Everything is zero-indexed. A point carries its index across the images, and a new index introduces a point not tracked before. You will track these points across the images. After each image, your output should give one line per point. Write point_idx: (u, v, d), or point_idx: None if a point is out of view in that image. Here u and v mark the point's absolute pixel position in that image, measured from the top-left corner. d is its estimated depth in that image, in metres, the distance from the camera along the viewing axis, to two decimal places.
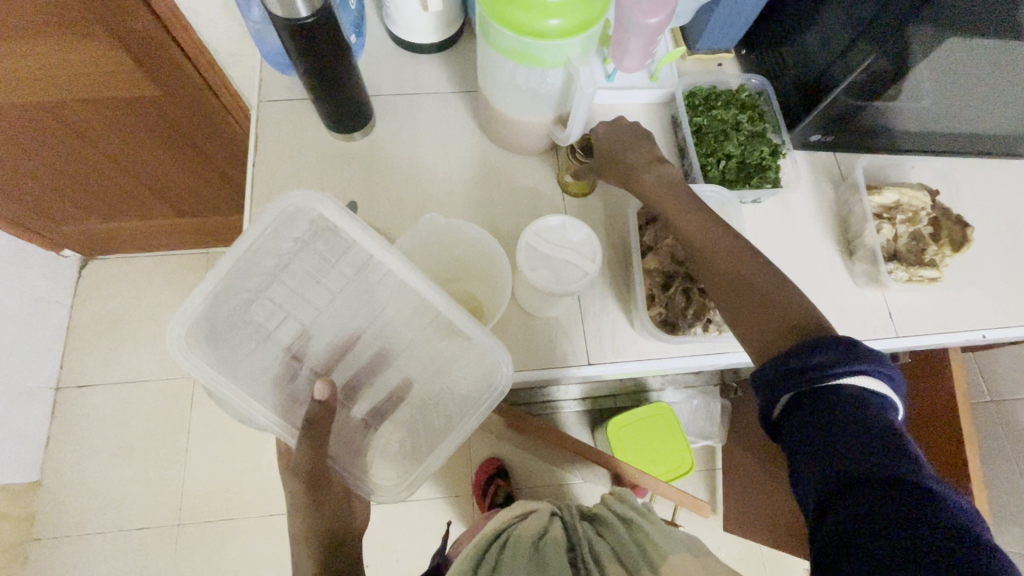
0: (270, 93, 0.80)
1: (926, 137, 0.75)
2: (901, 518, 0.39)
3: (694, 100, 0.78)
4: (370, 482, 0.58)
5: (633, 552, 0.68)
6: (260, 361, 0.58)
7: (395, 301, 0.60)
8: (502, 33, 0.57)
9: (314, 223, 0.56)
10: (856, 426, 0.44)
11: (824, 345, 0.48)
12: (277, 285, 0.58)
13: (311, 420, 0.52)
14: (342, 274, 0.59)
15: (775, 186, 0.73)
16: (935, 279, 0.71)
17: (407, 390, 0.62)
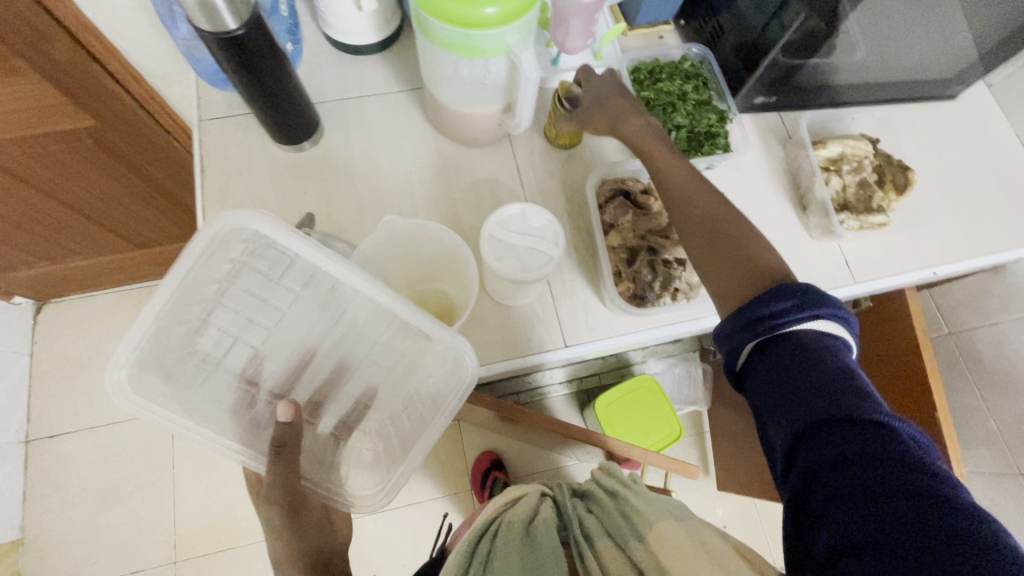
0: (210, 111, 0.78)
1: (862, 86, 0.78)
2: (863, 454, 0.42)
3: (639, 75, 0.79)
4: (349, 495, 0.60)
5: (622, 526, 0.70)
6: (214, 392, 0.57)
7: (349, 312, 0.60)
8: (437, 26, 0.57)
9: (249, 242, 0.53)
10: (817, 371, 0.46)
11: (782, 294, 0.50)
12: (220, 310, 0.56)
13: (278, 444, 0.53)
14: (290, 290, 0.58)
15: (726, 151, 0.75)
16: (884, 224, 0.74)
17: (373, 396, 0.64)
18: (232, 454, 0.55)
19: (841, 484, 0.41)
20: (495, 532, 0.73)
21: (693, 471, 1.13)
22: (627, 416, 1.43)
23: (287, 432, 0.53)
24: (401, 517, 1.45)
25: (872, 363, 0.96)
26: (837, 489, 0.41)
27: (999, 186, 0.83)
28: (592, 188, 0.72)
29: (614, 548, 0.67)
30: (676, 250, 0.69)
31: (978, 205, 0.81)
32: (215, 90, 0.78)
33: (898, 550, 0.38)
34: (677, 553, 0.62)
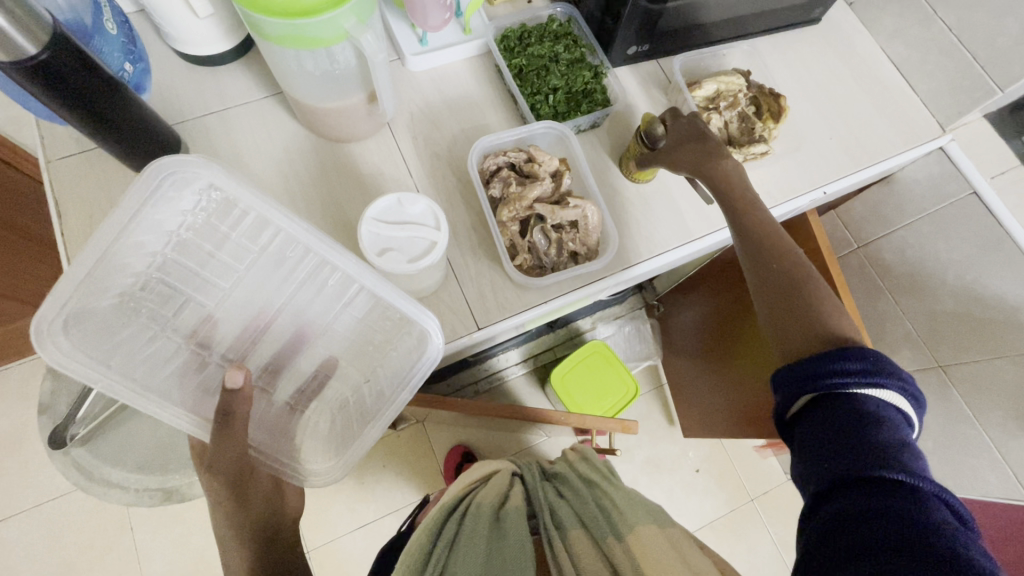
0: (57, 150, 0.71)
1: (726, 21, 0.79)
2: (902, 516, 0.42)
3: (508, 43, 0.78)
4: (301, 470, 0.59)
5: (598, 517, 0.70)
6: (164, 350, 0.55)
7: (307, 276, 0.57)
8: (264, 21, 0.53)
9: (212, 195, 0.49)
10: (869, 432, 0.48)
11: (853, 357, 0.51)
12: (167, 264, 0.52)
13: (223, 410, 0.51)
14: (246, 249, 0.54)
15: (605, 106, 0.76)
16: (766, 152, 0.75)
17: (333, 366, 0.63)
18: (179, 418, 0.53)
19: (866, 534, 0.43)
20: (462, 513, 0.71)
21: (631, 426, 1.07)
22: (584, 386, 1.44)
23: (233, 400, 0.51)
24: (381, 526, 1.43)
25: None
26: (860, 539, 0.43)
27: (871, 99, 0.86)
28: (474, 157, 0.70)
29: (585, 536, 0.66)
30: (566, 213, 0.68)
31: (854, 120, 0.84)
32: (59, 126, 0.71)
33: None
34: (655, 554, 0.61)
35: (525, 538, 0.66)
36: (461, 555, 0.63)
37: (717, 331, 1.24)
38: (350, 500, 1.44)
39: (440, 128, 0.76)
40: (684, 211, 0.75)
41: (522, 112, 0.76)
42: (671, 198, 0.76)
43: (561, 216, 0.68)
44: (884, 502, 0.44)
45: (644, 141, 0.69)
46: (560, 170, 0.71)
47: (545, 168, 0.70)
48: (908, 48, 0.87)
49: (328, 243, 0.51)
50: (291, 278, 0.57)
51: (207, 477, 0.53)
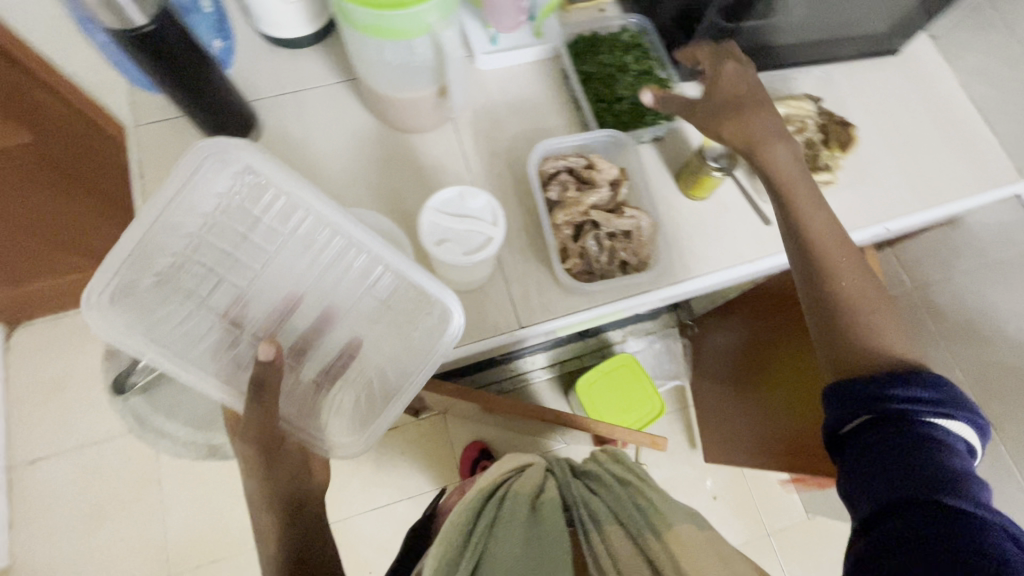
0: (143, 115, 0.75)
1: (802, 45, 0.78)
2: (957, 538, 0.43)
3: (578, 50, 0.79)
4: (328, 440, 0.58)
5: (633, 515, 0.69)
6: (198, 326, 0.57)
7: (332, 258, 0.60)
8: (352, 10, 0.56)
9: (244, 177, 0.55)
10: (930, 455, 0.48)
11: (915, 386, 0.52)
12: (205, 247, 0.58)
13: (258, 381, 0.50)
14: (274, 232, 0.59)
15: (670, 120, 0.75)
16: (830, 181, 0.74)
17: (357, 347, 0.62)
18: (209, 388, 0.54)
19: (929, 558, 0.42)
20: (501, 498, 0.72)
21: (660, 443, 1.06)
22: (609, 397, 1.43)
23: (269, 372, 0.50)
24: (393, 511, 1.46)
25: None
26: (920, 562, 0.42)
27: (945, 137, 0.83)
28: (534, 163, 0.72)
29: (622, 532, 0.66)
30: (621, 222, 0.69)
31: (925, 157, 0.81)
32: (147, 93, 0.76)
33: None
34: (696, 555, 0.61)
35: (561, 528, 0.66)
36: (500, 540, 0.63)
37: (751, 357, 1.22)
38: (365, 481, 1.47)
39: (501, 127, 0.78)
40: (737, 232, 0.75)
41: (584, 118, 0.77)
42: (726, 218, 0.75)
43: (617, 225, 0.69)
44: (946, 528, 0.43)
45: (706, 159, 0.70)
46: (619, 179, 0.72)
47: (604, 176, 0.71)
48: (990, 89, 0.84)
49: (341, 213, 0.56)
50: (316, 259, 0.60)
51: (242, 444, 0.54)
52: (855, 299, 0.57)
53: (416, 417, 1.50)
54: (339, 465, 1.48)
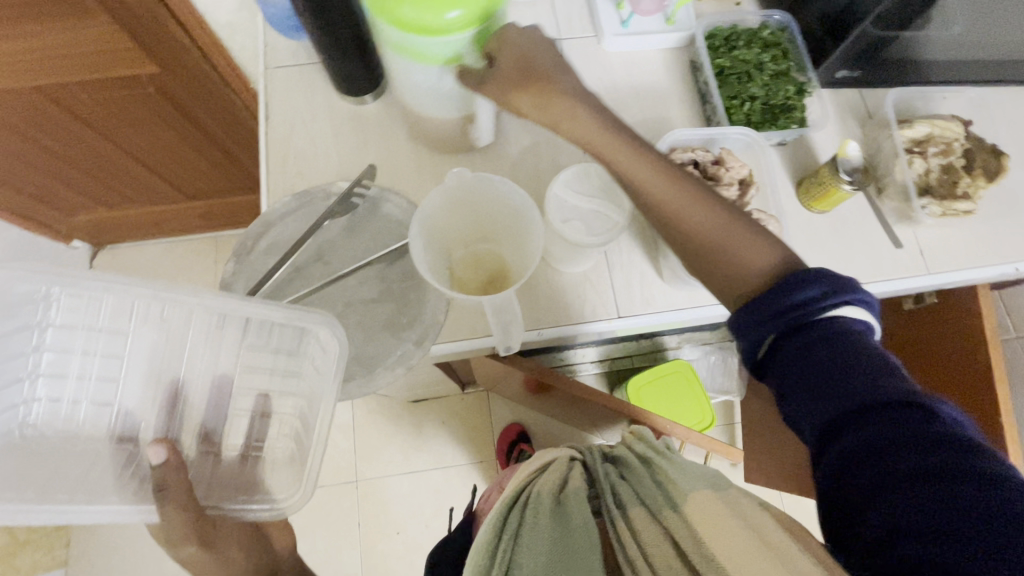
0: (276, 59, 0.78)
1: (954, 65, 0.74)
2: (909, 444, 0.40)
3: (715, 41, 0.75)
4: (272, 497, 0.57)
5: (655, 496, 0.62)
6: (84, 465, 0.52)
7: (196, 332, 0.56)
8: (386, 29, 0.51)
9: (31, 296, 0.47)
10: (850, 361, 0.45)
11: (806, 283, 0.49)
12: (52, 362, 0.51)
13: (158, 489, 0.49)
14: (114, 336, 0.53)
15: (802, 127, 0.72)
16: (970, 212, 0.70)
17: (267, 403, 0.59)
18: (126, 516, 0.51)
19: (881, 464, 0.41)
20: (524, 504, 0.69)
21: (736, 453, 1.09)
22: (659, 402, 1.41)
23: (168, 473, 0.50)
24: (427, 477, 1.49)
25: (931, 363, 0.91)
26: (868, 472, 0.41)
27: None
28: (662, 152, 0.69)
29: (645, 515, 0.59)
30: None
31: None
32: (282, 38, 0.78)
33: (950, 534, 0.37)
34: (713, 524, 0.52)
35: (589, 529, 0.61)
36: (525, 550, 0.60)
37: None
38: (405, 444, 1.50)
39: (621, 111, 0.76)
40: (855, 251, 0.71)
41: (710, 112, 0.74)
42: (844, 236, 0.72)
43: None
44: (892, 431, 0.41)
45: (835, 168, 0.67)
46: (747, 178, 0.67)
47: (733, 174, 0.66)
48: None
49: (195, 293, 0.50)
50: (183, 347, 0.56)
51: (179, 548, 0.52)
52: (707, 250, 0.53)
53: (462, 391, 1.52)
54: (382, 425, 1.52)
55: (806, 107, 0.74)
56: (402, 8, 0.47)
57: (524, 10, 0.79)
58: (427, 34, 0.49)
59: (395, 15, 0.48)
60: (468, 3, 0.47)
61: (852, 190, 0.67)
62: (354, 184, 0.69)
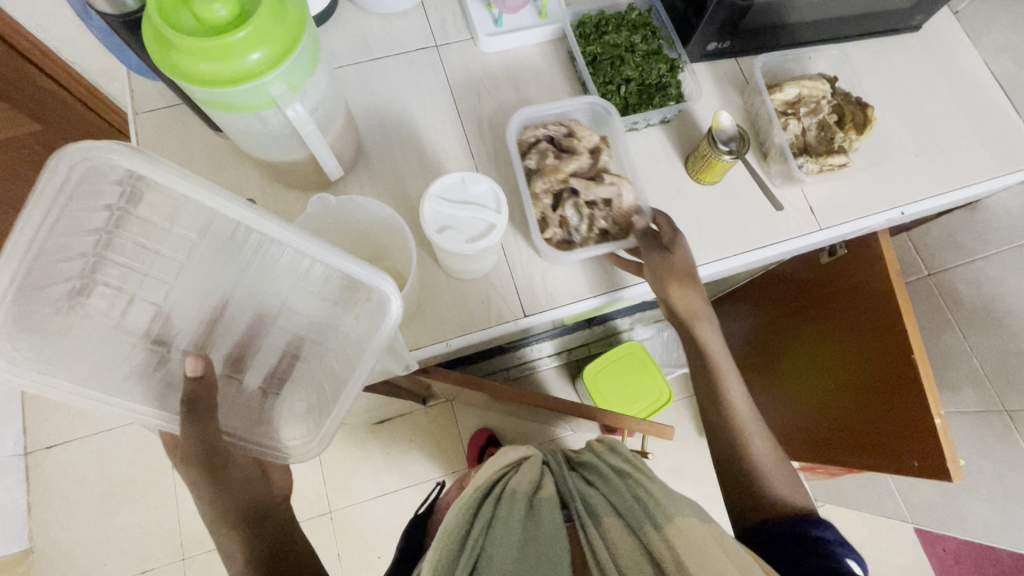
0: (144, 103, 0.75)
1: (816, 23, 0.75)
2: None
3: (585, 29, 0.76)
4: (282, 444, 0.53)
5: (635, 508, 0.62)
6: (113, 356, 0.47)
7: (258, 258, 0.50)
8: (190, 88, 0.49)
9: (121, 180, 0.41)
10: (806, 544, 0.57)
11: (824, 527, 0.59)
12: (115, 244, 0.46)
13: (188, 402, 0.47)
14: (185, 238, 0.48)
15: (678, 102, 0.74)
16: (845, 164, 0.72)
17: (300, 346, 0.55)
18: (140, 416, 0.48)
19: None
20: (497, 497, 0.66)
21: (669, 432, 1.06)
22: (616, 386, 1.41)
23: (201, 388, 0.48)
24: (403, 495, 1.47)
25: (846, 314, 0.93)
26: None
27: (965, 116, 0.80)
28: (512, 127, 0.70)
29: (626, 530, 0.59)
30: (600, 189, 0.67)
31: (947, 140, 0.78)
32: (148, 80, 0.75)
33: None
34: (700, 551, 0.53)
35: (562, 530, 0.60)
36: (499, 551, 0.57)
37: (766, 344, 1.18)
38: (375, 468, 1.48)
39: (504, 111, 0.76)
40: (747, 217, 0.73)
41: (590, 100, 0.75)
42: (736, 205, 0.73)
43: (598, 193, 0.67)
44: None
45: (719, 143, 0.67)
46: (599, 147, 0.70)
47: (583, 143, 0.70)
48: (1017, 66, 0.79)
49: (302, 238, 0.45)
50: (241, 267, 0.51)
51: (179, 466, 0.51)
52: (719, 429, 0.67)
53: (424, 406, 1.50)
54: (348, 452, 1.48)
55: (681, 82, 0.75)
56: (199, 64, 0.46)
57: (397, 21, 0.78)
58: (238, 82, 0.48)
59: (195, 74, 0.47)
60: (266, 39, 0.47)
61: (732, 159, 0.67)
62: None
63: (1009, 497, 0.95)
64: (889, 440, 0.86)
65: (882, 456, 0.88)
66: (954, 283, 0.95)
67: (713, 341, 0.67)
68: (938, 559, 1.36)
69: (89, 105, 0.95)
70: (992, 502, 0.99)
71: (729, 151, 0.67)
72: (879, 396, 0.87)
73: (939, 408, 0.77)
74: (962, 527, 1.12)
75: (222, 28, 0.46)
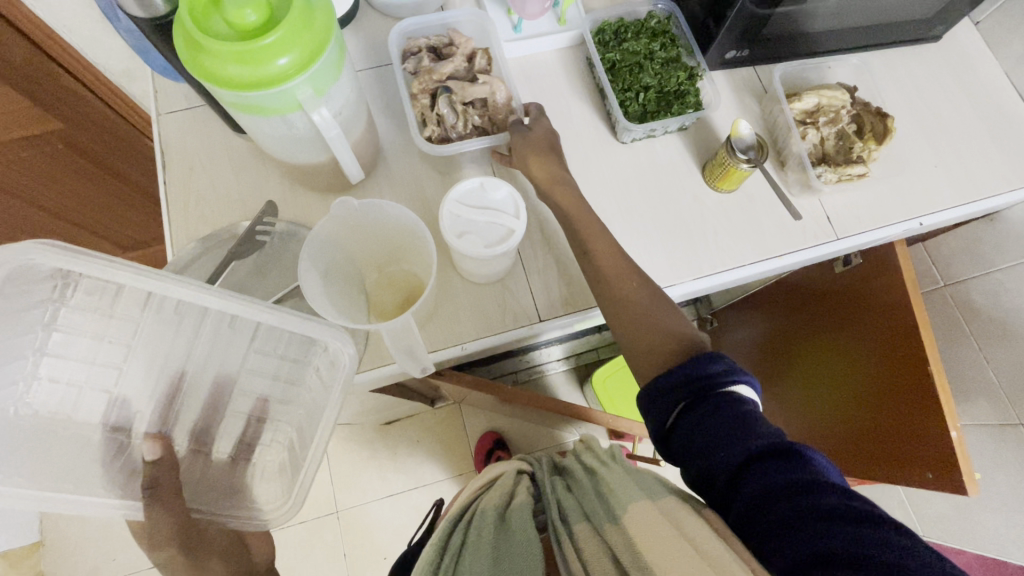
0: (167, 105, 0.76)
1: (836, 32, 0.75)
2: (796, 496, 0.43)
3: (605, 36, 0.76)
4: (257, 506, 0.54)
5: (596, 506, 0.60)
6: (70, 452, 0.48)
7: (208, 330, 0.52)
8: (216, 90, 0.50)
9: (53, 275, 0.44)
10: (741, 421, 0.48)
11: (715, 361, 0.53)
12: (58, 340, 0.47)
13: (149, 485, 0.48)
14: (129, 320, 0.49)
15: (697, 109, 0.73)
16: (864, 174, 0.72)
17: (265, 409, 0.56)
18: (112, 510, 0.48)
19: (779, 512, 0.43)
20: (467, 523, 0.66)
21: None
22: (625, 391, 1.40)
23: (162, 471, 0.49)
24: (408, 498, 1.47)
25: (860, 326, 0.92)
26: (770, 518, 0.43)
27: (985, 126, 0.79)
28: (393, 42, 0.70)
29: (589, 530, 0.57)
30: (474, 89, 0.66)
31: (966, 150, 0.78)
32: (171, 81, 0.76)
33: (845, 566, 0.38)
34: (649, 532, 0.50)
35: (530, 540, 0.60)
36: (468, 563, 0.58)
37: (775, 353, 1.17)
38: (381, 469, 1.48)
39: None
40: (763, 225, 0.73)
41: (609, 107, 0.75)
42: (753, 212, 0.73)
43: (474, 91, 0.66)
44: (788, 491, 0.43)
45: (736, 151, 0.67)
46: (476, 53, 0.70)
47: (461, 50, 0.69)
48: None
49: (240, 301, 0.46)
50: (193, 339, 0.53)
51: (157, 552, 0.49)
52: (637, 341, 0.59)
53: (431, 407, 1.50)
54: (355, 453, 1.49)
55: (699, 90, 0.75)
56: (229, 67, 0.47)
57: None
58: (266, 85, 0.48)
59: (225, 76, 0.47)
60: (295, 44, 0.47)
61: (750, 167, 0.67)
62: (253, 226, 0.66)
63: None
64: (901, 451, 0.86)
65: (895, 467, 0.89)
66: (970, 294, 0.94)
67: (610, 261, 0.61)
68: None
69: (111, 105, 0.97)
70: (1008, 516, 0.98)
71: (747, 159, 0.67)
72: (892, 409, 0.87)
73: (955, 420, 0.77)
74: (975, 541, 1.11)
75: (253, 33, 0.47)
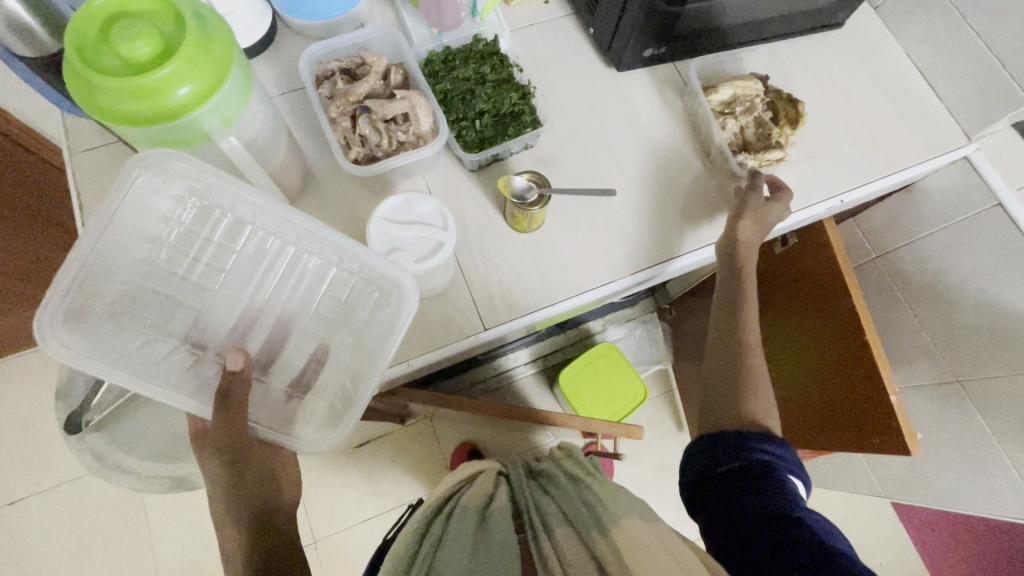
0: (81, 141, 0.72)
1: (746, 25, 0.77)
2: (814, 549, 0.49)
3: (433, 66, 0.74)
4: (299, 439, 0.55)
5: (584, 514, 0.60)
6: (145, 356, 0.53)
7: (285, 267, 0.58)
8: (121, 130, 0.49)
9: (181, 193, 0.53)
10: (777, 490, 0.55)
11: (774, 441, 0.60)
12: (166, 255, 0.55)
13: (223, 396, 0.49)
14: (226, 247, 0.57)
15: (536, 127, 0.73)
16: (781, 159, 0.75)
17: (327, 351, 0.59)
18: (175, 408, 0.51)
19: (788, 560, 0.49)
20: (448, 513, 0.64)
21: (637, 431, 1.06)
22: (592, 386, 1.38)
23: (234, 381, 0.49)
24: (387, 518, 1.44)
25: (804, 295, 0.95)
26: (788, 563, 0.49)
27: (892, 104, 0.84)
28: (306, 68, 0.70)
29: (574, 537, 0.57)
30: (393, 105, 0.66)
31: (876, 127, 0.82)
32: (82, 119, 0.72)
33: None
34: (641, 550, 0.51)
35: (512, 547, 0.58)
36: (448, 555, 0.56)
37: None
38: (356, 493, 1.45)
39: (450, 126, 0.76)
40: (694, 215, 0.75)
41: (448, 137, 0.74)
42: (684, 204, 0.76)
43: (391, 109, 0.66)
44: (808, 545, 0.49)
45: (518, 201, 0.67)
46: (391, 70, 0.70)
47: (375, 69, 0.69)
48: (935, 55, 0.84)
49: (311, 224, 0.54)
50: (267, 276, 0.58)
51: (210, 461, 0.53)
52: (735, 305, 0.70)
53: (402, 424, 1.48)
54: (328, 479, 1.45)
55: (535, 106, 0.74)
56: (125, 105, 0.45)
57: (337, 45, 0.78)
58: (169, 118, 0.47)
59: (121, 114, 0.46)
60: (192, 73, 0.46)
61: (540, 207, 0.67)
62: None
63: (968, 464, 0.99)
64: (854, 416, 0.87)
65: (843, 436, 0.91)
66: (899, 263, 0.98)
67: None
68: (914, 528, 1.40)
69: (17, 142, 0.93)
70: (953, 470, 1.02)
71: (530, 202, 0.67)
72: (837, 376, 0.90)
73: (893, 385, 0.80)
74: (930, 498, 1.15)
75: (149, 66, 0.46)
